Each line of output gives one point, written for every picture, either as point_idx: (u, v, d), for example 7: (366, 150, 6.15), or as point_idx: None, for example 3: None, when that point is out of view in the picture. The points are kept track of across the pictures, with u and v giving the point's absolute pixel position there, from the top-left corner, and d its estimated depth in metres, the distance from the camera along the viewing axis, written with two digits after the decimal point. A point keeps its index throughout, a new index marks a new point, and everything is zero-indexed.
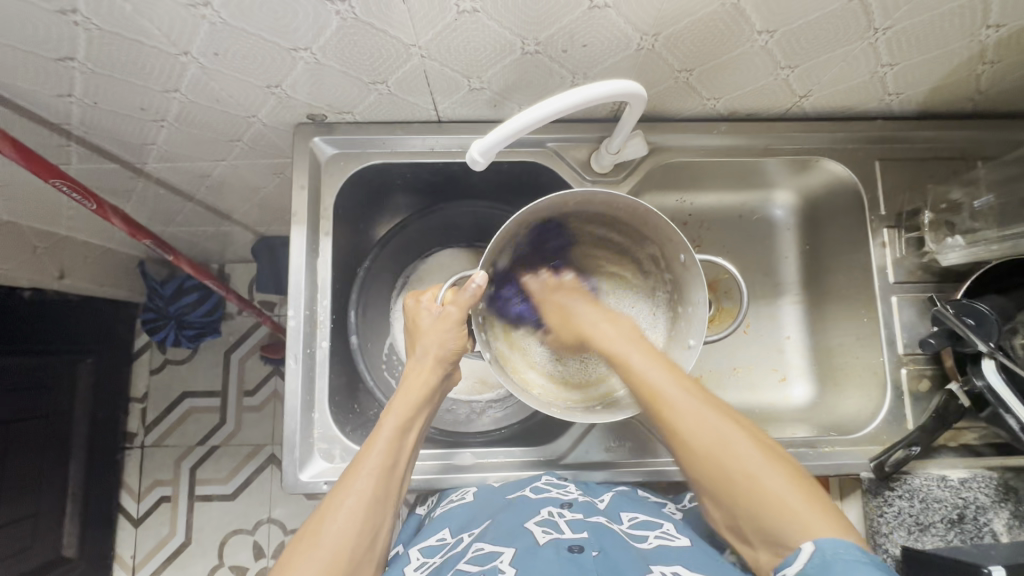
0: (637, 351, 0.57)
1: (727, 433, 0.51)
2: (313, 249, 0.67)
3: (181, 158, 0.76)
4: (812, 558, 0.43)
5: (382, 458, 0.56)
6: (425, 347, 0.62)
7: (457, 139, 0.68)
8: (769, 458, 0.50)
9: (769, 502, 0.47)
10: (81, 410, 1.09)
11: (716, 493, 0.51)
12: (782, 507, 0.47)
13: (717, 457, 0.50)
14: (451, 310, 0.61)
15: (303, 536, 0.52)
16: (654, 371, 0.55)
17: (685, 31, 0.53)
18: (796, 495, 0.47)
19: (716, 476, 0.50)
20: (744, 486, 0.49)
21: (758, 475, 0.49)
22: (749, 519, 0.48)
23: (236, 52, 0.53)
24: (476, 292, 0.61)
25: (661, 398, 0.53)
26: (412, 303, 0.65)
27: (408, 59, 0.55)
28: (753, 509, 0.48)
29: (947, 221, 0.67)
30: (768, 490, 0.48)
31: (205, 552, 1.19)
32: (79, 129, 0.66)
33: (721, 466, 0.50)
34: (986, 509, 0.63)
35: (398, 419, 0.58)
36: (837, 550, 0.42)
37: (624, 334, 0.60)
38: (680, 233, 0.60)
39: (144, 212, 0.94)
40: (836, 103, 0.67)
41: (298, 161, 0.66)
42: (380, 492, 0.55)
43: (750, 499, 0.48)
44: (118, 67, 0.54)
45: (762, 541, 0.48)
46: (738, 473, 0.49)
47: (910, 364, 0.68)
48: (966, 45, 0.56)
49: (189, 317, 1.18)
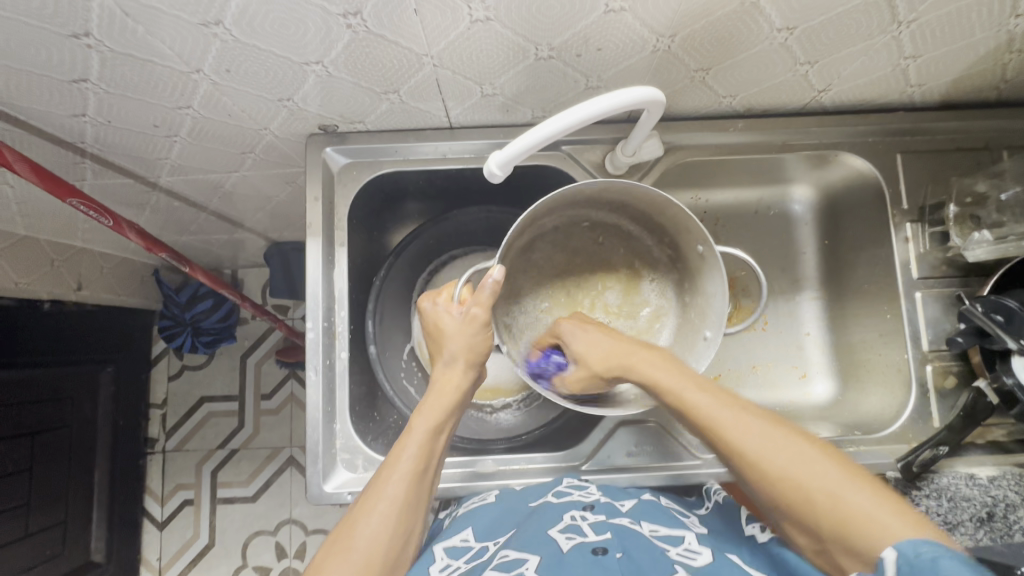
0: (683, 377, 0.55)
1: (798, 452, 0.48)
2: (329, 260, 0.67)
3: (193, 171, 0.76)
4: (900, 567, 0.39)
5: (414, 462, 0.56)
6: (450, 351, 0.61)
7: (470, 145, 0.68)
8: (848, 472, 0.46)
9: (850, 516, 0.43)
10: (103, 418, 1.11)
11: (796, 517, 0.46)
12: (866, 521, 0.42)
13: (791, 479, 0.47)
14: (477, 312, 0.60)
15: (336, 541, 0.52)
16: (701, 397, 0.53)
17: (702, 32, 0.52)
18: (880, 508, 0.43)
19: (794, 498, 0.46)
20: (823, 505, 0.45)
21: (838, 491, 0.45)
22: (837, 539, 0.44)
23: (249, 68, 0.52)
24: (494, 292, 0.59)
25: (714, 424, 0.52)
26: (430, 306, 0.63)
27: (420, 68, 0.54)
28: (837, 527, 0.44)
29: (972, 215, 0.65)
30: (851, 504, 0.44)
31: (228, 552, 1.21)
32: (93, 148, 0.66)
33: (796, 485, 0.46)
34: (1018, 507, 0.61)
35: (429, 422, 0.59)
36: (916, 547, 0.39)
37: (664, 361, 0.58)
38: (698, 223, 0.59)
39: (158, 223, 0.95)
40: (856, 96, 0.65)
41: (311, 173, 0.66)
42: (413, 494, 0.55)
43: (832, 519, 0.44)
44: (131, 87, 0.54)
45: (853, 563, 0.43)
46: (816, 491, 0.45)
47: (936, 360, 0.67)
48: (993, 35, 0.55)
49: (203, 324, 1.18)
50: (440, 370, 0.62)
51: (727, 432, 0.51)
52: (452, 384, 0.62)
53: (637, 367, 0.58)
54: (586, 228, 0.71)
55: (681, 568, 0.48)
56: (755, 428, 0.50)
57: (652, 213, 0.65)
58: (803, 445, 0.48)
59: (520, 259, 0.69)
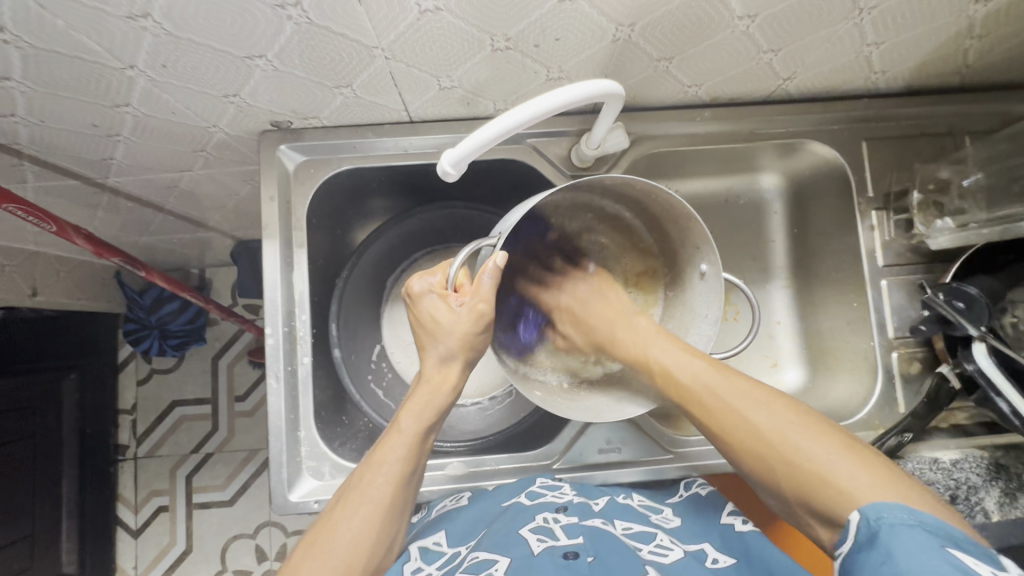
0: (659, 343, 0.58)
1: (762, 416, 0.49)
2: (288, 262, 0.65)
3: (144, 170, 0.72)
4: (862, 529, 0.39)
5: (402, 467, 0.54)
6: (446, 349, 0.56)
7: (431, 140, 0.66)
8: (808, 430, 0.47)
9: (813, 475, 0.44)
10: (68, 427, 1.07)
11: (761, 479, 0.48)
12: (831, 482, 0.43)
13: (758, 446, 0.48)
14: (479, 305, 0.54)
15: (316, 542, 0.50)
16: (678, 365, 0.55)
17: (663, 20, 0.50)
18: (847, 468, 0.43)
19: (757, 460, 0.48)
20: (783, 468, 0.46)
21: (802, 452, 0.46)
22: (803, 498, 0.45)
23: (188, 63, 0.49)
24: (494, 277, 0.53)
25: (687, 393, 0.54)
26: (421, 289, 0.56)
27: (372, 61, 0.52)
28: (801, 489, 0.45)
29: (935, 201, 0.66)
30: (812, 465, 0.45)
31: (207, 558, 1.19)
32: (31, 149, 0.62)
33: (761, 446, 0.48)
34: (977, 488, 0.64)
35: (412, 422, 0.56)
36: (882, 514, 0.39)
37: (646, 333, 0.60)
38: (708, 243, 0.56)
39: (115, 224, 0.91)
40: (820, 84, 0.65)
41: (265, 172, 0.63)
42: (397, 500, 0.53)
43: (802, 478, 0.45)
44: (62, 84, 0.50)
45: (820, 521, 0.44)
46: (783, 456, 0.46)
47: (900, 348, 0.67)
48: (954, 20, 0.54)
49: (171, 327, 1.15)
50: (433, 368, 0.57)
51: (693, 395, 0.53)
52: (447, 382, 0.57)
53: (623, 328, 0.63)
54: (579, 223, 0.69)
55: (652, 567, 0.48)
56: (722, 390, 0.52)
57: (652, 217, 0.63)
58: (765, 406, 0.50)
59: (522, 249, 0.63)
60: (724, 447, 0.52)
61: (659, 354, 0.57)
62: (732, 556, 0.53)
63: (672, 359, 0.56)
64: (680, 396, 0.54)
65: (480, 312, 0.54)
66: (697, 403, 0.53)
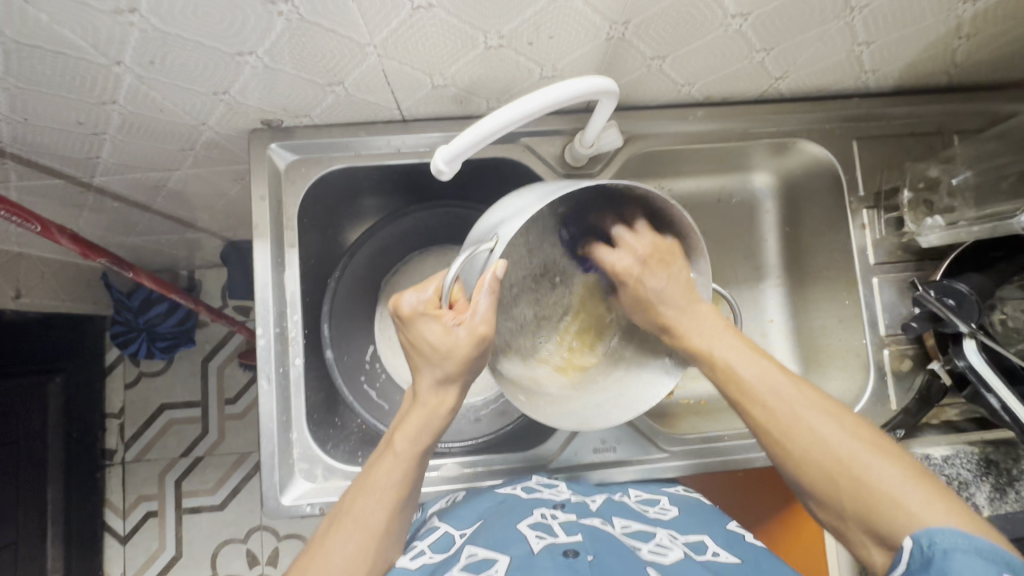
0: (720, 334, 0.55)
1: (830, 429, 0.48)
2: (280, 262, 0.64)
3: (131, 169, 0.71)
4: (915, 555, 0.40)
5: (395, 492, 0.53)
6: (443, 372, 0.51)
7: (424, 138, 0.65)
8: (875, 449, 0.46)
9: (879, 496, 0.44)
10: (54, 431, 1.05)
11: (819, 492, 0.47)
12: (899, 505, 0.43)
13: (821, 459, 0.47)
14: (478, 326, 0.49)
15: (307, 570, 0.49)
16: (740, 360, 0.53)
17: (656, 18, 0.50)
18: (914, 492, 0.43)
19: (816, 473, 0.47)
20: (848, 484, 0.45)
21: (866, 470, 0.45)
22: (862, 518, 0.45)
23: (176, 60, 0.49)
24: (494, 294, 0.48)
25: (748, 391, 0.51)
26: (411, 306, 0.50)
27: (364, 58, 0.51)
28: (862, 507, 0.44)
29: (925, 200, 0.67)
30: (879, 485, 0.44)
31: (197, 564, 1.17)
32: (14, 147, 0.61)
33: (823, 459, 0.47)
34: (969, 484, 0.64)
35: (410, 447, 0.54)
36: (936, 539, 0.39)
37: (706, 322, 0.55)
38: (705, 256, 0.57)
39: (101, 225, 0.89)
40: (812, 83, 0.65)
41: (255, 170, 0.62)
42: (391, 525, 0.53)
43: (865, 496, 0.44)
44: (46, 80, 0.49)
45: (876, 541, 0.44)
46: (846, 472, 0.46)
47: (892, 345, 0.68)
48: (943, 20, 0.55)
49: (159, 329, 1.13)
50: (429, 391, 0.53)
51: (756, 399, 0.51)
52: (445, 405, 0.54)
53: (682, 313, 0.56)
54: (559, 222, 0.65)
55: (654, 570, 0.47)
56: (789, 397, 0.50)
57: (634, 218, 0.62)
58: (832, 418, 0.48)
59: (523, 247, 0.61)
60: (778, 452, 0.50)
61: (721, 347, 0.54)
62: (735, 555, 0.52)
63: (736, 359, 0.53)
64: (742, 399, 0.52)
65: (480, 335, 0.49)
66: (760, 409, 0.51)
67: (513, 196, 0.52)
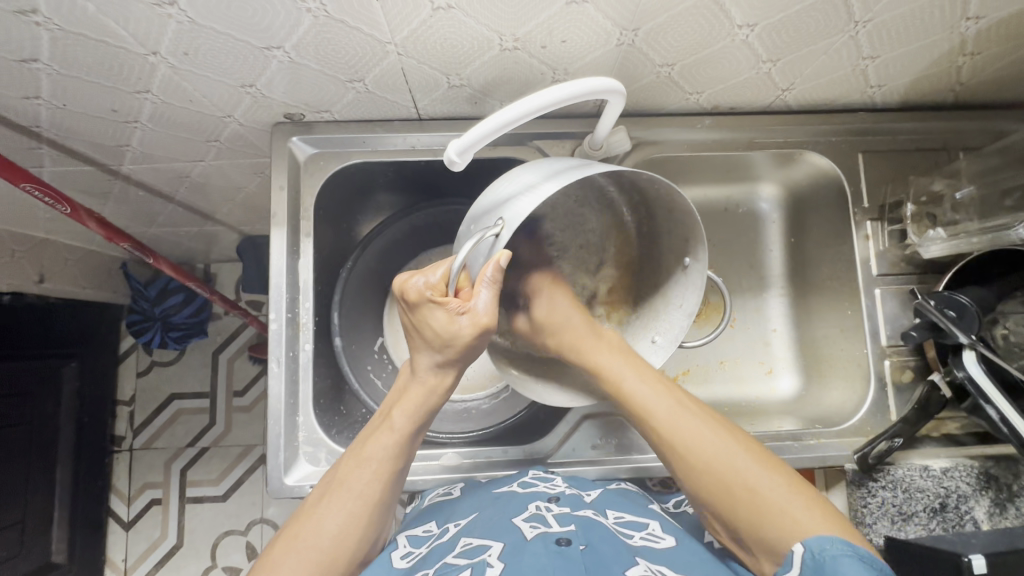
0: (624, 360, 0.57)
1: (724, 447, 0.52)
2: (294, 250, 0.66)
3: (157, 159, 0.74)
4: (806, 560, 0.45)
5: (389, 465, 0.55)
6: (442, 356, 0.52)
7: (438, 137, 0.67)
8: (765, 464, 0.51)
9: (769, 506, 0.48)
10: (66, 414, 1.08)
11: (714, 503, 0.51)
12: (784, 515, 0.48)
13: (719, 475, 0.51)
14: (481, 317, 0.49)
15: (300, 532, 0.52)
16: (640, 385, 0.55)
17: (665, 27, 0.52)
18: (796, 502, 0.48)
19: (716, 486, 0.51)
20: (743, 495, 0.50)
21: (756, 484, 0.50)
22: (751, 529, 0.49)
23: (209, 52, 0.51)
24: (496, 285, 0.49)
25: (652, 414, 0.54)
26: (416, 290, 0.50)
27: (385, 57, 0.54)
28: (755, 517, 0.49)
29: (929, 213, 0.68)
30: (769, 498, 0.49)
31: (197, 553, 1.18)
32: (50, 132, 0.64)
33: (720, 476, 0.51)
34: (968, 497, 0.65)
35: (396, 431, 0.55)
36: (825, 547, 0.44)
37: (613, 346, 0.58)
38: (703, 233, 0.56)
39: (125, 213, 0.93)
40: (818, 96, 0.67)
41: (276, 162, 0.65)
42: (384, 495, 0.55)
43: (756, 508, 0.49)
44: (87, 68, 0.52)
45: (763, 550, 0.49)
46: (739, 487, 0.50)
47: (893, 356, 0.68)
48: (946, 37, 0.56)
49: (174, 319, 1.17)
50: (427, 371, 0.54)
51: (663, 419, 0.54)
52: (443, 386, 0.55)
53: (581, 343, 0.58)
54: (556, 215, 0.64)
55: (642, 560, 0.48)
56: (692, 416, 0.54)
57: (641, 223, 0.63)
58: (728, 435, 0.53)
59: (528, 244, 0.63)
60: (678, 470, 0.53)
61: (625, 371, 0.56)
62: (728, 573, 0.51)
63: (641, 384, 0.56)
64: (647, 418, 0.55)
65: (482, 325, 0.49)
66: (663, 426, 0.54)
67: (515, 170, 0.53)
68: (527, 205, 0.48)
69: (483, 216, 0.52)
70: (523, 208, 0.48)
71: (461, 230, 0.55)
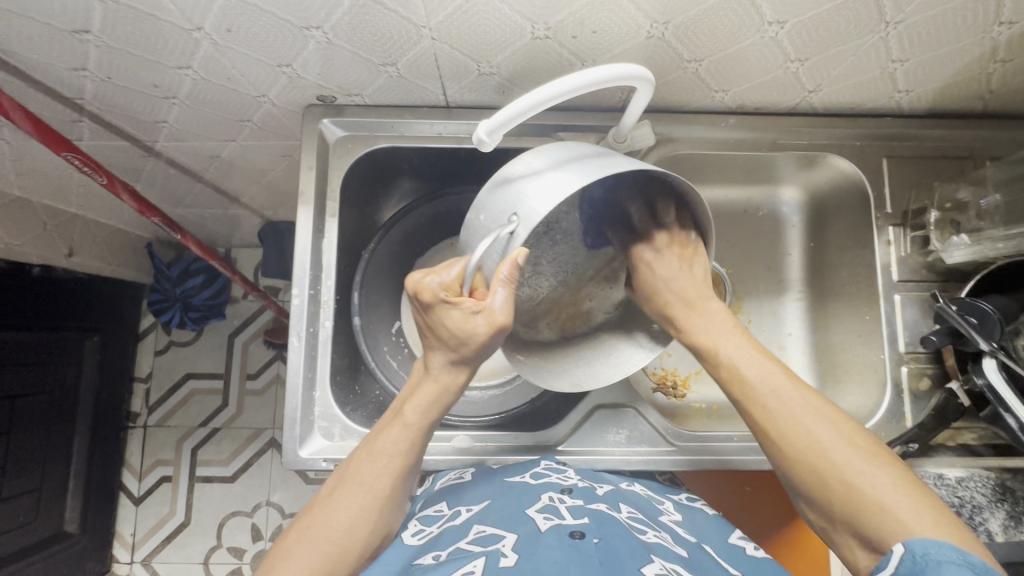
0: (730, 336, 0.57)
1: (826, 431, 0.49)
2: (319, 229, 0.68)
3: (190, 137, 0.76)
4: (904, 561, 0.40)
5: (400, 459, 0.56)
6: (457, 354, 0.54)
7: (465, 125, 0.69)
8: (870, 458, 0.47)
9: (868, 500, 0.45)
10: (86, 386, 1.10)
11: (808, 490, 0.49)
12: (882, 510, 0.44)
13: (814, 461, 0.49)
14: (497, 316, 0.50)
15: (312, 524, 0.53)
16: (746, 361, 0.55)
17: (696, 21, 0.53)
18: (901, 498, 0.45)
19: (810, 470, 0.49)
20: (839, 486, 0.47)
21: (855, 474, 0.47)
22: (848, 519, 0.46)
23: (250, 30, 0.53)
24: (512, 285, 0.50)
25: (750, 392, 0.53)
26: (431, 287, 0.51)
27: (419, 41, 0.55)
28: (854, 509, 0.46)
29: (952, 220, 0.68)
30: (871, 490, 0.46)
31: (203, 532, 1.20)
32: (92, 105, 0.66)
33: (819, 460, 0.49)
34: (982, 509, 0.63)
35: (410, 427, 0.56)
36: (929, 550, 0.40)
37: (717, 322, 0.58)
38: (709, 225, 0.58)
39: (155, 192, 0.95)
40: (844, 99, 0.67)
41: (306, 142, 0.67)
42: (393, 490, 0.55)
43: (856, 499, 0.46)
44: (132, 41, 0.55)
45: (860, 542, 0.46)
46: (837, 476, 0.47)
47: (911, 363, 0.68)
48: (977, 42, 0.56)
49: (193, 300, 1.19)
50: (440, 369, 0.55)
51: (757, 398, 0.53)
52: (456, 382, 0.56)
53: (694, 315, 0.58)
54: None
55: (657, 557, 0.48)
56: (791, 400, 0.52)
57: None
58: (829, 423, 0.50)
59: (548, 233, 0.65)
60: (772, 450, 0.52)
61: (727, 346, 0.56)
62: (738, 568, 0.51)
63: (743, 357, 0.55)
64: (742, 395, 0.54)
65: (498, 323, 0.50)
66: (760, 404, 0.53)
67: (529, 153, 0.53)
68: (544, 205, 0.47)
69: (494, 213, 0.52)
70: (540, 208, 0.48)
71: (471, 220, 0.55)
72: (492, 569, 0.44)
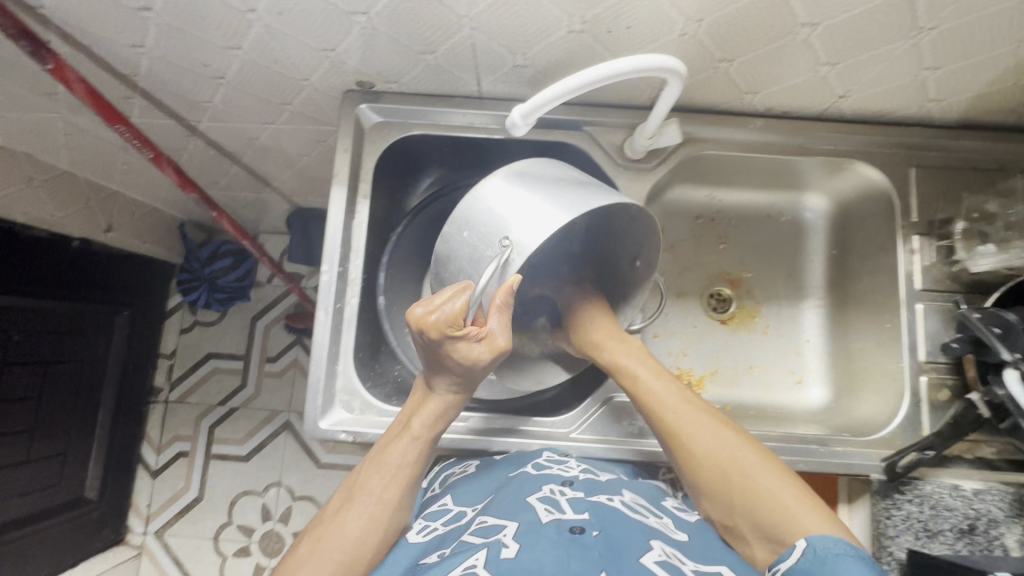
0: (642, 359, 0.63)
1: (725, 439, 0.56)
2: (350, 210, 0.70)
3: (232, 118, 0.80)
4: (807, 553, 0.46)
5: (408, 471, 0.58)
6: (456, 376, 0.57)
7: (496, 116, 0.71)
8: (763, 460, 0.55)
9: (765, 497, 0.52)
10: (114, 358, 1.14)
11: (711, 492, 0.55)
12: (777, 505, 0.51)
13: (719, 465, 0.55)
14: (500, 340, 0.54)
15: (324, 535, 0.54)
16: (655, 381, 0.60)
17: (729, 20, 0.54)
18: (790, 493, 0.52)
19: (713, 475, 0.55)
20: (739, 485, 0.53)
21: (751, 475, 0.54)
22: (748, 515, 0.52)
23: (300, 13, 0.56)
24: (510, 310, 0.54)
25: (662, 407, 0.59)
26: (438, 321, 0.52)
27: (458, 30, 0.57)
28: (752, 506, 0.52)
29: (981, 231, 0.67)
30: (766, 488, 0.52)
31: (215, 508, 1.23)
32: (144, 81, 0.70)
33: (722, 465, 0.55)
34: (999, 523, 0.64)
35: (413, 440, 0.58)
36: (827, 544, 0.46)
37: (630, 346, 0.64)
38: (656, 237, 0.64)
39: (193, 172, 0.99)
40: (873, 105, 0.67)
41: (344, 126, 0.69)
42: (401, 500, 0.57)
43: (754, 496, 0.52)
44: (188, 20, 0.58)
45: (758, 537, 0.52)
46: (736, 478, 0.54)
47: (931, 372, 0.67)
48: (1011, 51, 0.56)
49: (221, 281, 1.23)
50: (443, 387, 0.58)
51: (669, 411, 0.58)
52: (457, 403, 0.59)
53: (608, 343, 0.64)
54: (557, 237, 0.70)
55: (657, 545, 0.49)
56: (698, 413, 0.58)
57: None
58: (728, 431, 0.57)
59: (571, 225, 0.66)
60: (681, 460, 0.57)
61: (638, 367, 0.62)
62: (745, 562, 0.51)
63: (652, 377, 0.61)
64: (654, 411, 0.59)
65: (501, 347, 0.55)
66: (669, 418, 0.58)
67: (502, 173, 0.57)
68: (535, 230, 0.52)
69: (483, 233, 0.55)
70: (531, 233, 0.52)
71: (450, 234, 0.58)
72: (493, 562, 0.46)
